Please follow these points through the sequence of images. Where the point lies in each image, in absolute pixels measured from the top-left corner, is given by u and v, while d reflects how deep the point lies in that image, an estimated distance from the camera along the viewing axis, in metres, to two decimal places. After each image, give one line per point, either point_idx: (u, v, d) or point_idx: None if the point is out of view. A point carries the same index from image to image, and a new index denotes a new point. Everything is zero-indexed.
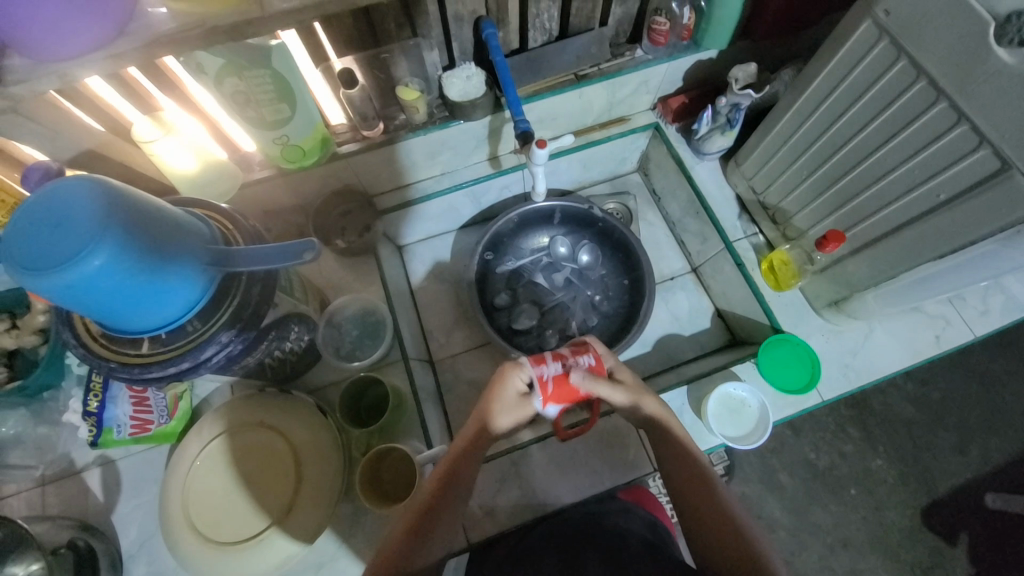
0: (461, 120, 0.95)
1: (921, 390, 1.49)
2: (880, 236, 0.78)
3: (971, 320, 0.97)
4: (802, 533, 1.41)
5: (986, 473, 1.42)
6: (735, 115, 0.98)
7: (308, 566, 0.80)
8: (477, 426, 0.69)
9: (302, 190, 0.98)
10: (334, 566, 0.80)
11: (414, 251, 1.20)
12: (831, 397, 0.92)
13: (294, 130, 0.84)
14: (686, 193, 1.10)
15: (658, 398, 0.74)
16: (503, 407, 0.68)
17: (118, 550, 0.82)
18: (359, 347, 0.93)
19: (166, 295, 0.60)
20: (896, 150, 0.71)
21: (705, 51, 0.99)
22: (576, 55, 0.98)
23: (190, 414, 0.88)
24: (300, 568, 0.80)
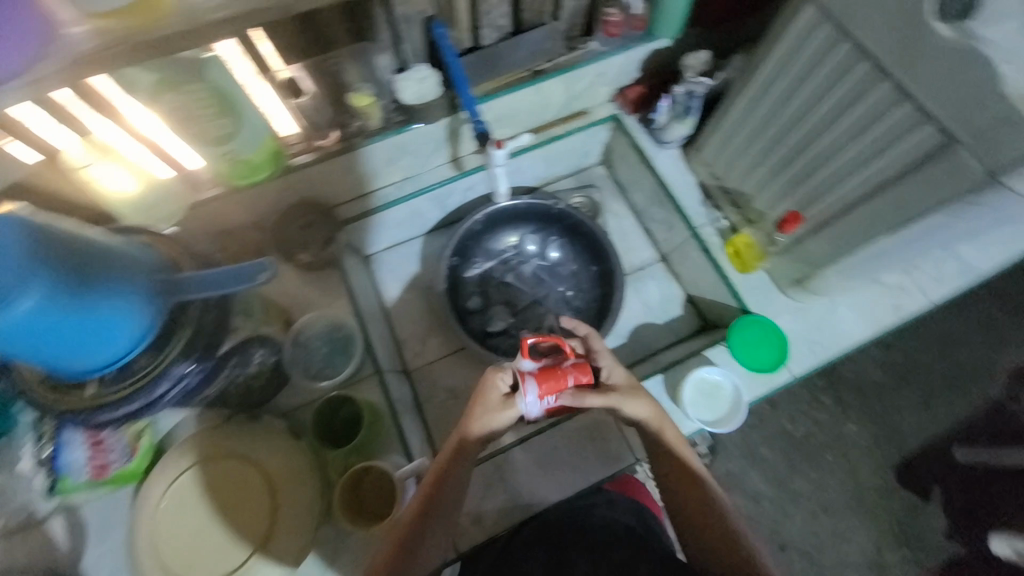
0: (417, 124, 0.93)
1: (886, 355, 1.55)
2: (834, 215, 0.80)
3: (927, 288, 1.01)
4: (785, 502, 1.46)
5: (952, 428, 1.49)
6: (691, 102, 0.99)
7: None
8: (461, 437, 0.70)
9: (257, 206, 0.93)
10: None
11: (381, 260, 1.17)
12: (801, 372, 0.95)
13: (242, 144, 0.79)
14: (650, 182, 1.11)
15: (651, 400, 0.73)
16: (485, 417, 0.69)
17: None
18: (329, 365, 0.90)
19: (110, 332, 0.56)
20: (845, 131, 0.73)
21: (658, 40, 1.00)
22: (531, 51, 0.96)
23: (155, 450, 0.83)
24: None
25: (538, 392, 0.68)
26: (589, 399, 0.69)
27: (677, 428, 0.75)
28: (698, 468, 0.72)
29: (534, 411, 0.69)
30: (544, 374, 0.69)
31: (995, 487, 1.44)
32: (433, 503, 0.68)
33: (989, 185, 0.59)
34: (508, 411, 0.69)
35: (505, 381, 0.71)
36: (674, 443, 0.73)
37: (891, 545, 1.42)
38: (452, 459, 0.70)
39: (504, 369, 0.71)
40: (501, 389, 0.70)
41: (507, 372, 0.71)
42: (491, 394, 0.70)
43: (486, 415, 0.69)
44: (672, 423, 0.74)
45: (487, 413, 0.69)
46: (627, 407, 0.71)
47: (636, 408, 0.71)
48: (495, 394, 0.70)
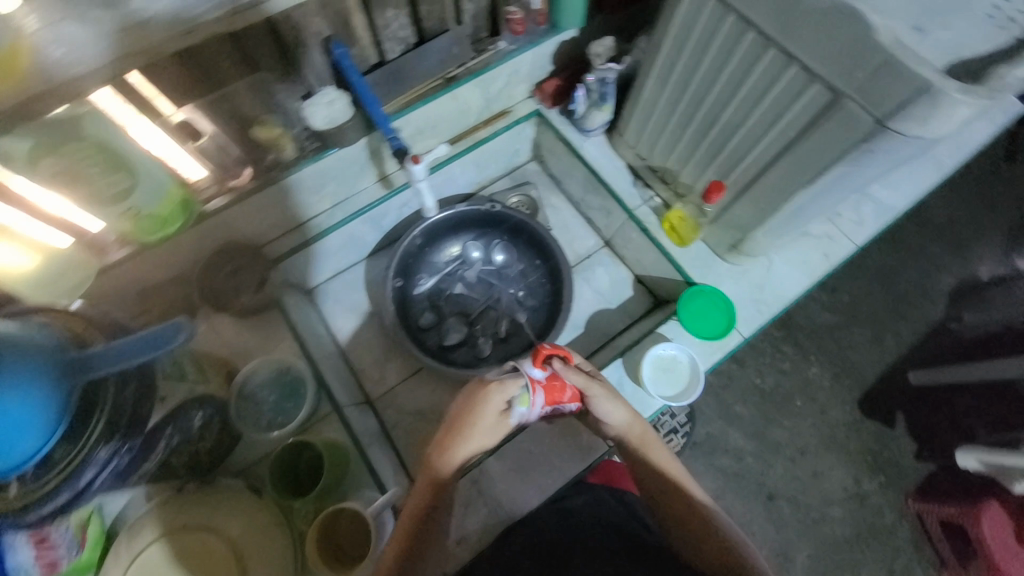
0: (335, 148, 0.90)
1: (833, 297, 1.63)
2: (752, 178, 0.83)
3: (850, 232, 1.07)
4: (766, 453, 1.52)
5: (903, 355, 1.58)
6: (604, 89, 1.00)
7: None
8: (443, 458, 0.71)
9: (176, 259, 0.88)
10: None
11: (326, 291, 1.13)
12: (750, 333, 0.98)
13: (142, 201, 0.74)
14: (582, 172, 1.13)
15: (629, 407, 0.76)
16: (469, 436, 0.70)
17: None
18: (281, 414, 0.86)
19: (19, 427, 0.51)
20: (745, 99, 0.75)
21: (565, 32, 1.00)
22: (438, 60, 0.94)
23: (105, 538, 0.77)
24: None
25: (542, 401, 0.71)
26: (580, 381, 0.73)
27: (659, 441, 0.75)
28: (677, 471, 0.73)
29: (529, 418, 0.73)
30: (549, 386, 0.71)
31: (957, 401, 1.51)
32: (417, 537, 0.67)
33: (879, 133, 0.61)
34: (505, 423, 0.71)
35: (506, 396, 0.70)
36: (656, 454, 0.73)
37: (868, 475, 1.50)
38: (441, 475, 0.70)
39: (506, 385, 0.70)
40: (499, 406, 0.70)
41: (509, 389, 0.70)
42: (489, 407, 0.70)
43: (472, 433, 0.70)
44: (656, 438, 0.74)
45: (474, 430, 0.70)
46: (604, 409, 0.74)
47: (621, 414, 0.74)
48: (492, 410, 0.70)
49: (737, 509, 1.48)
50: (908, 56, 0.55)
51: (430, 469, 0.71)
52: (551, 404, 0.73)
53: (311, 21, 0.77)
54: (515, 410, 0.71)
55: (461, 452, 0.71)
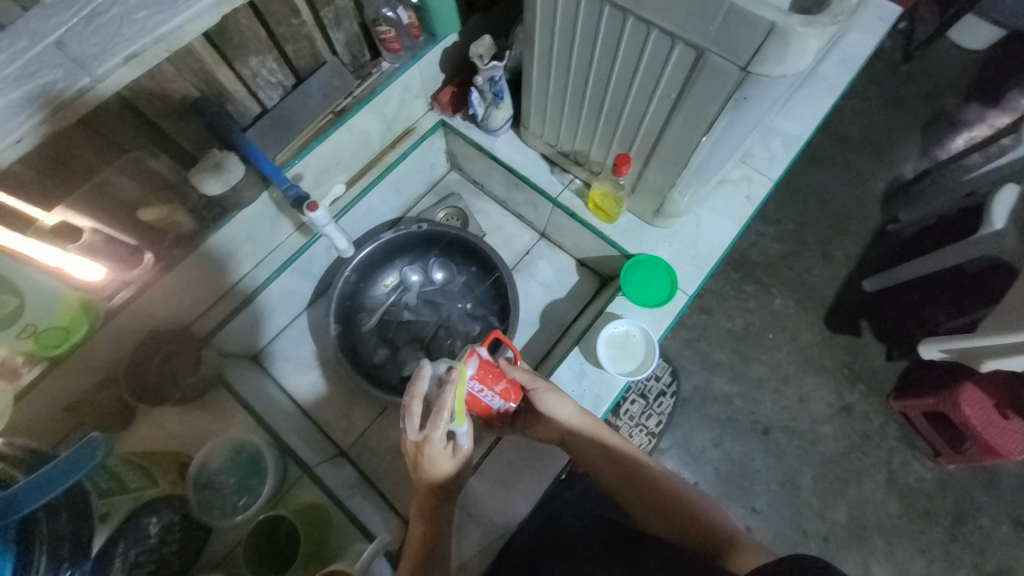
0: (237, 210, 0.86)
1: (778, 228, 1.69)
2: (653, 144, 0.84)
3: (765, 168, 1.10)
4: (752, 391, 1.56)
5: (854, 267, 1.64)
6: (496, 87, 0.99)
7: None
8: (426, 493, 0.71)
9: (100, 363, 0.83)
10: None
11: (275, 351, 1.09)
12: (694, 289, 1.00)
13: (37, 314, 0.71)
14: (499, 171, 1.12)
15: (573, 402, 0.79)
16: (436, 474, 0.69)
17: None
18: (246, 490, 0.83)
19: None
20: (622, 72, 0.77)
21: (445, 39, 0.99)
22: (323, 94, 0.91)
23: None
24: None
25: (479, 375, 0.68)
26: (523, 378, 0.78)
27: (610, 427, 0.79)
28: (632, 451, 0.77)
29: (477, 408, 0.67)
30: (487, 367, 0.69)
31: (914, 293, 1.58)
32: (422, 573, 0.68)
33: (747, 79, 0.63)
34: (461, 455, 0.70)
35: (440, 442, 0.67)
36: (609, 441, 0.77)
37: (848, 386, 1.57)
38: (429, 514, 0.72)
39: (432, 440, 0.65)
40: (443, 450, 0.68)
41: (437, 438, 0.65)
42: (435, 454, 0.68)
43: (435, 474, 0.69)
44: (605, 425, 0.78)
45: (438, 471, 0.69)
46: (552, 408, 0.77)
47: (567, 408, 0.77)
48: (440, 458, 0.68)
49: (739, 451, 1.52)
50: (753, 4, 0.57)
51: (421, 502, 0.72)
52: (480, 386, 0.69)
53: (172, 87, 0.73)
54: (460, 435, 0.68)
55: (442, 484, 0.70)
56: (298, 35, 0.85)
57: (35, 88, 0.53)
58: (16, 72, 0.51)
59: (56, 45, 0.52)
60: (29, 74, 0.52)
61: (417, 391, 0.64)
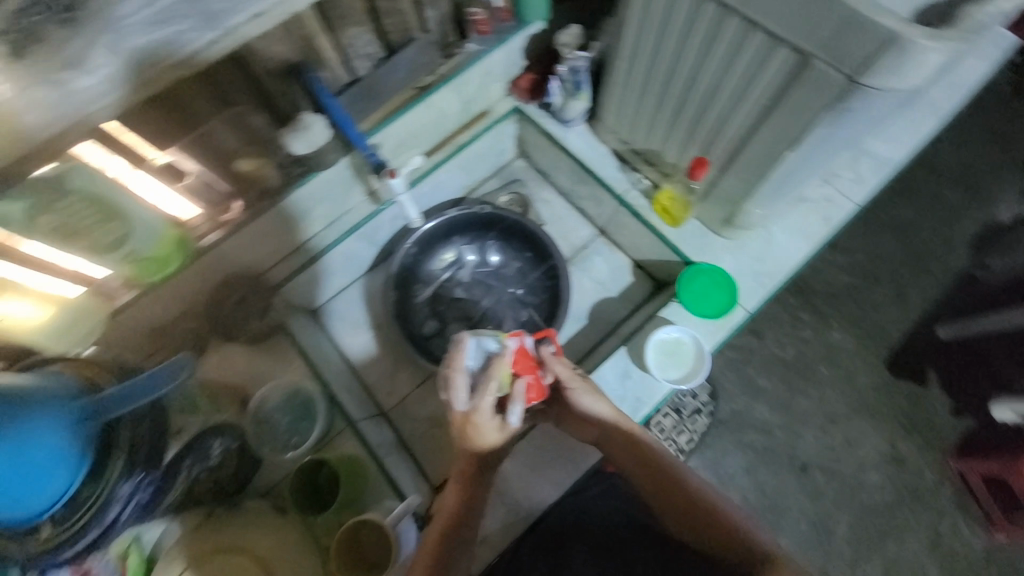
0: (320, 171, 0.92)
1: (849, 258, 1.58)
2: (734, 150, 0.82)
3: (849, 191, 1.04)
4: (794, 424, 1.49)
5: (929, 310, 1.53)
6: (577, 78, 1.01)
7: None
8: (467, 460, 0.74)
9: (182, 296, 0.91)
10: None
11: (331, 309, 1.15)
12: (755, 307, 0.97)
13: (139, 243, 0.78)
14: (567, 163, 1.12)
15: (610, 403, 0.78)
16: (480, 442, 0.71)
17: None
18: (296, 432, 0.89)
19: (42, 469, 0.56)
20: (714, 73, 0.75)
21: (532, 24, 1.00)
22: (409, 69, 0.94)
23: (146, 566, 0.80)
24: None
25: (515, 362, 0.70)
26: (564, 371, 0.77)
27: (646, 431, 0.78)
28: (666, 455, 0.76)
29: (518, 392, 0.69)
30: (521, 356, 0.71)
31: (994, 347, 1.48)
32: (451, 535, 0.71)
33: (852, 90, 0.60)
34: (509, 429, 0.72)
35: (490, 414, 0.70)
36: (644, 446, 0.75)
37: (903, 436, 1.46)
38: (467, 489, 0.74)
39: (481, 410, 0.69)
40: (491, 422, 0.70)
41: (486, 408, 0.69)
42: (484, 423, 0.70)
43: (479, 442, 0.71)
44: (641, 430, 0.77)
45: (483, 437, 0.71)
46: (591, 405, 0.77)
47: (603, 408, 0.77)
48: (487, 428, 0.70)
49: (772, 484, 1.45)
50: (872, 12, 0.54)
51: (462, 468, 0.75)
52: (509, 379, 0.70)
53: (277, 49, 0.78)
54: (510, 412, 0.70)
55: (485, 453, 0.73)
56: (395, 10, 0.87)
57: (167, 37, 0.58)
58: (152, 15, 0.56)
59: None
60: (158, 20, 0.56)
61: (460, 362, 0.69)
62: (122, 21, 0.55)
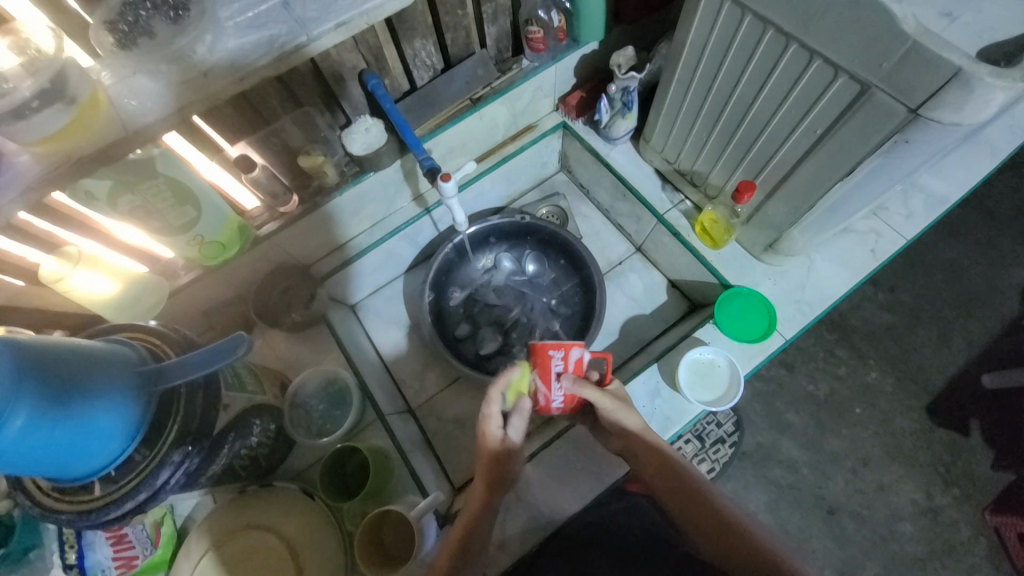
0: (373, 171, 0.96)
1: (890, 296, 1.54)
2: (784, 175, 0.82)
3: (899, 225, 1.02)
4: (823, 464, 1.43)
5: (974, 357, 1.47)
6: (628, 97, 1.01)
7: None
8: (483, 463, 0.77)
9: (235, 280, 0.96)
10: None
11: (367, 306, 1.19)
12: (794, 334, 0.95)
13: (207, 227, 0.83)
14: (609, 179, 1.14)
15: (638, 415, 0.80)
16: (491, 442, 0.77)
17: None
18: (329, 419, 0.92)
19: (103, 431, 0.59)
20: (769, 98, 0.76)
21: (585, 45, 1.03)
22: (466, 81, 0.99)
23: (177, 537, 0.83)
24: None
25: (559, 357, 0.76)
26: (592, 396, 0.77)
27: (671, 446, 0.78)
28: (699, 480, 0.74)
29: (522, 409, 0.77)
30: (557, 365, 0.76)
31: None
32: (465, 541, 0.72)
33: (913, 121, 0.60)
34: (508, 438, 0.77)
35: (497, 422, 0.78)
36: (668, 460, 0.75)
37: (940, 487, 1.39)
38: (491, 491, 0.76)
39: (489, 416, 0.77)
40: (496, 425, 0.78)
41: (492, 414, 0.77)
42: (489, 424, 0.78)
43: (489, 441, 0.77)
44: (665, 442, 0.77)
45: (491, 434, 0.77)
46: (620, 418, 0.78)
47: (634, 421, 0.78)
48: (491, 429, 0.77)
49: (795, 524, 1.40)
50: (940, 45, 0.54)
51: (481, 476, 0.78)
52: (533, 362, 0.78)
53: (348, 57, 0.84)
54: (511, 426, 0.77)
55: (499, 454, 0.77)
56: (459, 26, 0.92)
57: (260, 40, 0.64)
58: (249, 21, 0.65)
59: (284, 7, 0.65)
60: (257, 25, 0.65)
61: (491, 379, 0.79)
62: (225, 23, 0.64)
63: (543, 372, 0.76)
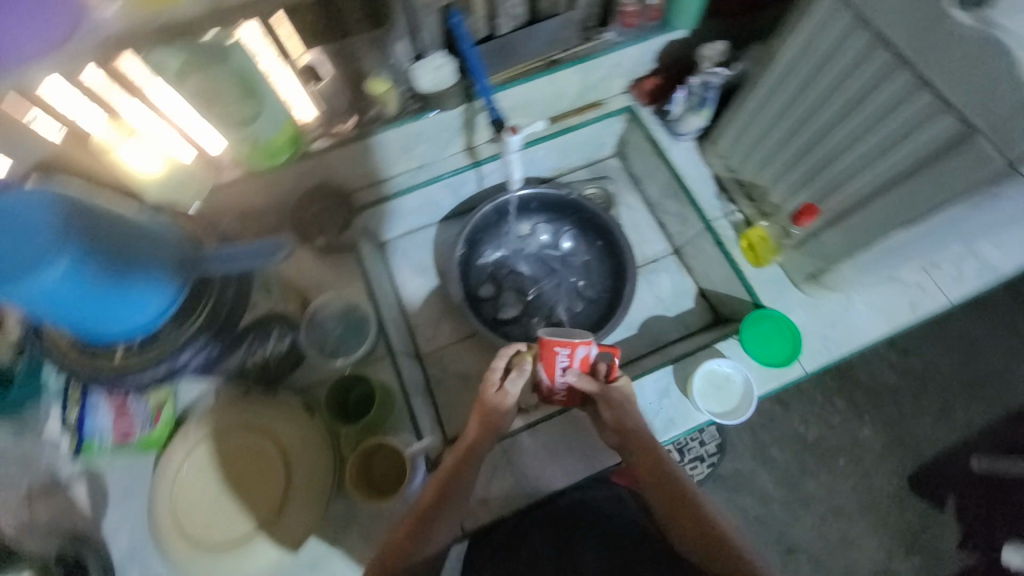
0: (433, 111, 0.93)
1: (903, 359, 1.51)
2: (851, 207, 0.80)
3: (946, 286, 0.99)
4: (794, 504, 1.44)
5: (969, 437, 1.45)
6: (707, 93, 0.98)
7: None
8: (480, 421, 0.78)
9: (276, 188, 0.94)
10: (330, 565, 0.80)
11: (397, 246, 1.19)
12: (814, 368, 0.94)
13: (263, 128, 0.83)
14: (664, 174, 1.11)
15: (638, 414, 0.79)
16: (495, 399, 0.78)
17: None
18: (344, 344, 0.93)
19: (137, 297, 0.63)
20: (862, 123, 0.74)
21: (675, 31, 0.99)
22: (547, 40, 0.95)
23: (175, 422, 0.83)
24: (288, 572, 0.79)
25: (563, 355, 0.72)
26: (592, 390, 0.77)
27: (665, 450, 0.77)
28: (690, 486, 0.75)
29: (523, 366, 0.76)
30: (560, 360, 0.74)
31: (1016, 493, 1.42)
32: (446, 490, 0.74)
33: (1008, 176, 0.59)
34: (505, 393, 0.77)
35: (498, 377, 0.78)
36: (661, 464, 0.75)
37: (902, 553, 1.40)
38: (475, 450, 0.77)
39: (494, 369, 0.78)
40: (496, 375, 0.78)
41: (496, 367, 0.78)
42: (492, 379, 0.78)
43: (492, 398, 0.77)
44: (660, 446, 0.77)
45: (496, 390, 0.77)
46: (623, 414, 0.78)
47: (635, 417, 0.78)
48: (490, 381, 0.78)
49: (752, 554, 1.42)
50: None
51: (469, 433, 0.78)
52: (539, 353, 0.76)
53: None
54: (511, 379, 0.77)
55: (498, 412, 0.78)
56: None
57: None
58: None
59: None
60: None
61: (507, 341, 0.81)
62: None
63: (547, 364, 0.75)
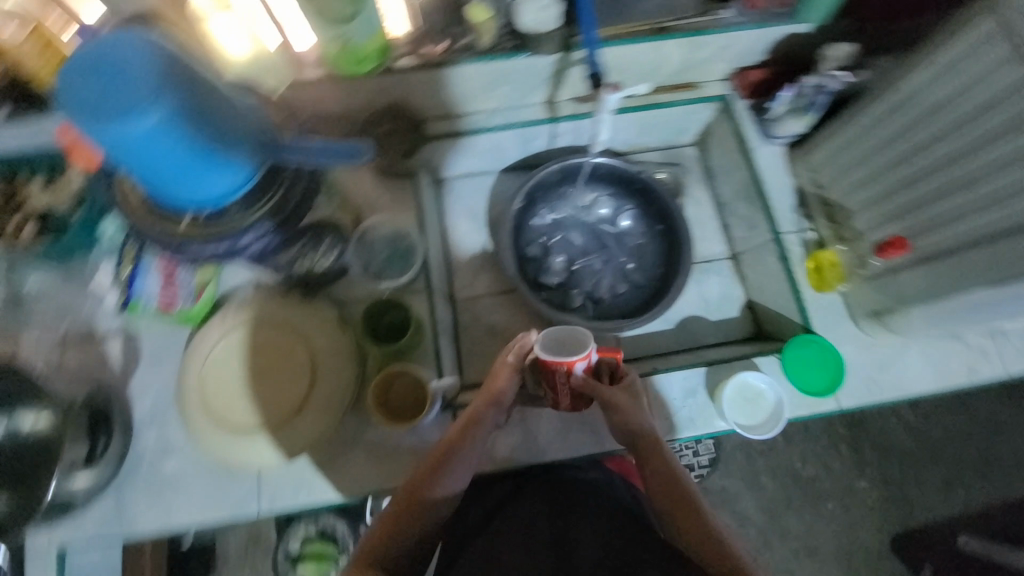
0: (527, 53, 0.89)
1: (921, 423, 1.46)
2: (942, 250, 0.77)
3: (1010, 358, 0.93)
4: (772, 534, 1.43)
5: (965, 514, 1.42)
6: (818, 97, 0.92)
7: (284, 484, 0.80)
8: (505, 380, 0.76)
9: (353, 98, 0.92)
10: (311, 486, 0.81)
11: (455, 185, 1.17)
12: (850, 406, 0.90)
13: (355, 31, 0.80)
14: (743, 175, 1.05)
15: (643, 417, 0.75)
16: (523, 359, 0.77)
17: (136, 449, 0.82)
18: (387, 268, 0.92)
19: (215, 167, 0.63)
20: (989, 163, 0.69)
21: (799, 24, 0.92)
22: (658, 5, 0.88)
23: (213, 303, 0.86)
24: (276, 479, 0.81)
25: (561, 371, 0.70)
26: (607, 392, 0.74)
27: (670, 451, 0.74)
28: (696, 492, 0.72)
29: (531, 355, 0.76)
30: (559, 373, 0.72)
31: None
32: (458, 440, 0.73)
33: None
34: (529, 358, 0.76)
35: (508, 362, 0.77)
36: (665, 466, 0.72)
37: None
38: (487, 409, 0.75)
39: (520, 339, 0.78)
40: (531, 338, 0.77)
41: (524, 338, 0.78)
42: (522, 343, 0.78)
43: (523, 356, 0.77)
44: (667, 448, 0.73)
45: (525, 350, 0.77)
46: (635, 413, 0.74)
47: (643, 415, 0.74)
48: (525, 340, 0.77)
49: None
50: None
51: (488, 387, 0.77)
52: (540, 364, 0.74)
53: None
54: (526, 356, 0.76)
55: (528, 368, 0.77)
56: None
57: None
58: None
59: None
60: None
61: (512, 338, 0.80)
62: None
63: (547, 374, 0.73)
